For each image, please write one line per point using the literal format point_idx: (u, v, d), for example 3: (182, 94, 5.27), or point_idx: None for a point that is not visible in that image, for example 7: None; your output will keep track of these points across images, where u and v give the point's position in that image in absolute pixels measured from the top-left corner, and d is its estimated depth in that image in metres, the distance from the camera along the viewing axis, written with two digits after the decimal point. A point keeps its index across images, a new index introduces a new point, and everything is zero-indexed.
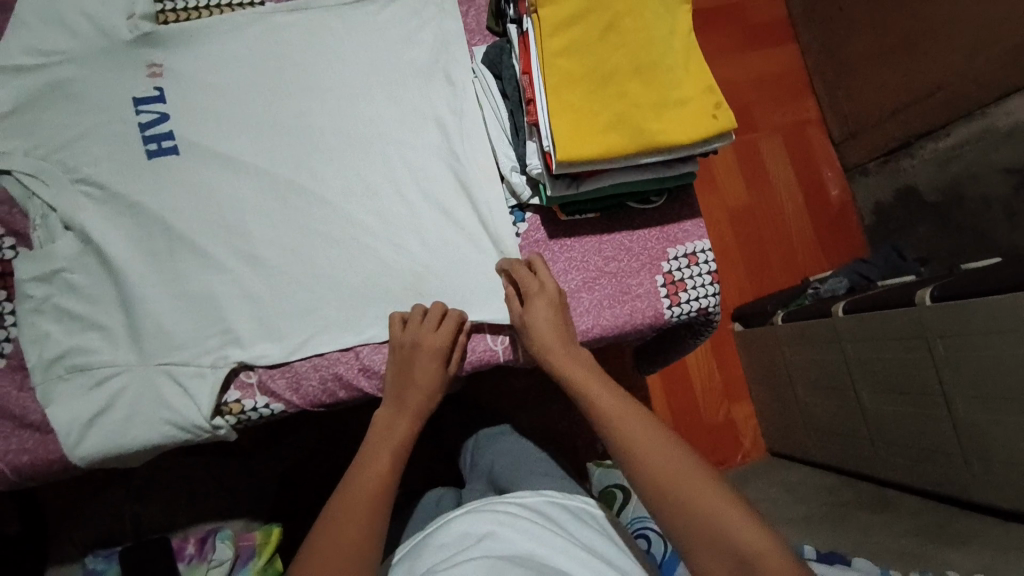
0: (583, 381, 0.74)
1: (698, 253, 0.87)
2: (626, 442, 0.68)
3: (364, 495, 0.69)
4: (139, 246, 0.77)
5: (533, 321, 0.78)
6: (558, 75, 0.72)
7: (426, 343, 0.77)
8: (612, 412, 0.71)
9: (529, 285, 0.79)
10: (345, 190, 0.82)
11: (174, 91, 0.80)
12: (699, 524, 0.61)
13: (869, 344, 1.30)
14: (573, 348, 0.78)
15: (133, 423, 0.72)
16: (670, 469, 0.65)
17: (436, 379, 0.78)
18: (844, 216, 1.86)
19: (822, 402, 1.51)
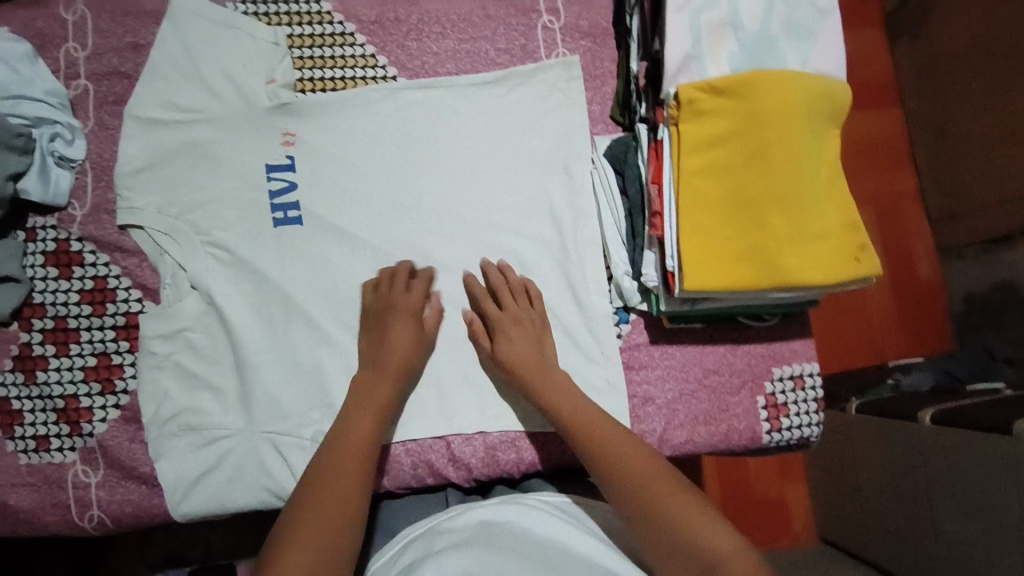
0: (559, 392, 0.75)
1: (805, 376, 0.83)
2: (604, 454, 0.69)
3: (347, 463, 0.68)
4: (257, 312, 0.80)
5: (504, 321, 0.78)
6: (693, 196, 0.69)
7: (398, 308, 0.77)
8: (588, 422, 0.72)
9: (496, 310, 0.79)
10: (455, 275, 0.83)
11: (304, 161, 0.82)
12: (675, 535, 0.61)
13: (953, 460, 1.20)
14: (550, 367, 0.77)
15: (235, 485, 0.76)
16: (649, 483, 0.66)
17: (418, 341, 0.77)
18: (931, 295, 1.64)
19: (885, 503, 1.42)
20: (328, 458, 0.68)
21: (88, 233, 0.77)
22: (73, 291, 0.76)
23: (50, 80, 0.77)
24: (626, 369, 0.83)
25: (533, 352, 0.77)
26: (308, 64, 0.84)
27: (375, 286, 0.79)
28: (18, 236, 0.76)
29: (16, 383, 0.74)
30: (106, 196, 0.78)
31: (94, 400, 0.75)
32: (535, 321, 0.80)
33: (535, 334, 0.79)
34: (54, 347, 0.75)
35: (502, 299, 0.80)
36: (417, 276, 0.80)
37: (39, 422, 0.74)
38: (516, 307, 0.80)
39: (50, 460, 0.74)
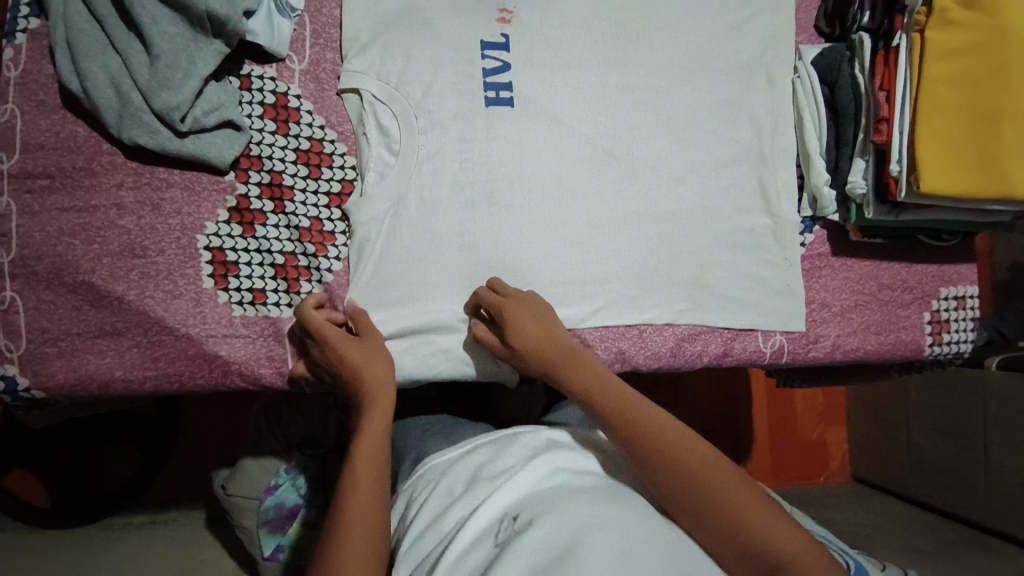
0: (580, 373, 0.68)
1: (966, 298, 0.90)
2: (634, 437, 0.59)
3: (368, 501, 0.58)
4: (461, 190, 0.79)
5: (521, 321, 0.72)
6: (932, 102, 0.72)
7: (346, 347, 0.69)
8: (614, 400, 0.64)
9: (489, 294, 0.75)
10: (655, 170, 0.83)
11: (518, 39, 0.80)
12: (724, 532, 0.51)
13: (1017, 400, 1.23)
14: (573, 351, 0.70)
15: (439, 359, 0.79)
16: (688, 469, 0.56)
17: (380, 367, 0.69)
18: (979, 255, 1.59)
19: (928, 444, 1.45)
20: (353, 496, 0.58)
21: (308, 92, 0.76)
22: (289, 149, 0.75)
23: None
24: (805, 275, 0.86)
25: (553, 346, 0.71)
26: None
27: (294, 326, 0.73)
28: (232, 82, 0.73)
29: (233, 235, 0.73)
30: (326, 55, 0.76)
31: (311, 260, 0.75)
32: (539, 307, 0.74)
33: (544, 316, 0.74)
34: (271, 203, 0.74)
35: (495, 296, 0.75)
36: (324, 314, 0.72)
37: (255, 276, 0.73)
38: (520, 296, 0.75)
39: (266, 314, 0.74)
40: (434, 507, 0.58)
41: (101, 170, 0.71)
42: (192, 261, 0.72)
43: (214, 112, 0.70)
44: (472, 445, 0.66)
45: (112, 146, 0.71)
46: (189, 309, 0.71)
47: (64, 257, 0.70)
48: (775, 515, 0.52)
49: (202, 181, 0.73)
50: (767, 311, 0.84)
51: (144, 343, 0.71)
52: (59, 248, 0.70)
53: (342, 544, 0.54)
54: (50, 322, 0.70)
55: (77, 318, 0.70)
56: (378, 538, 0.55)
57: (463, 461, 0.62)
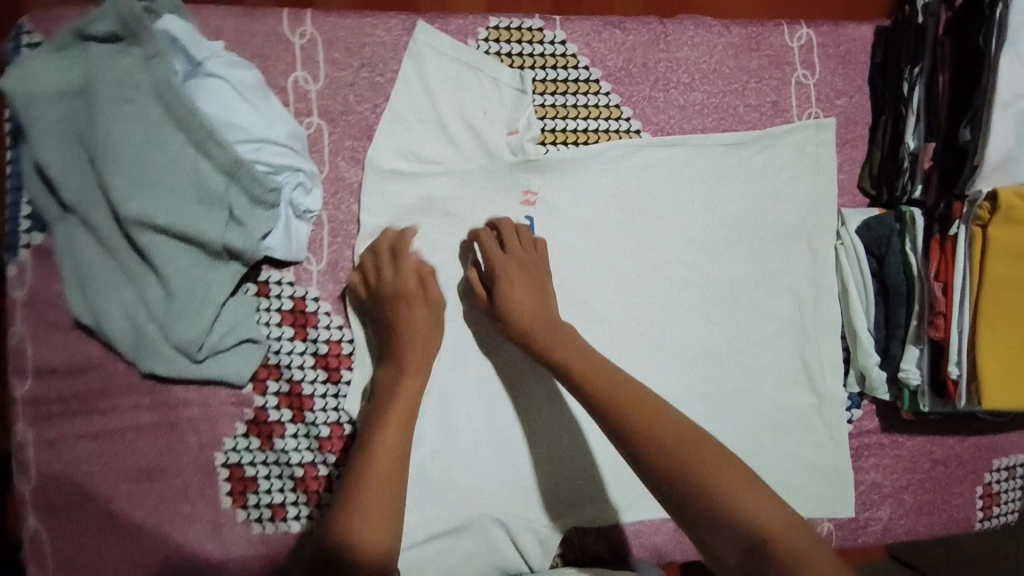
0: (560, 346, 0.67)
1: (1019, 467, 0.84)
2: (622, 419, 0.61)
3: (388, 456, 0.61)
4: (484, 387, 0.76)
5: (519, 287, 0.70)
6: (995, 304, 0.67)
7: (406, 292, 0.69)
8: (601, 380, 0.64)
9: (498, 254, 0.71)
10: (690, 349, 0.79)
11: (543, 223, 0.77)
12: (718, 510, 0.54)
13: None
14: (555, 320, 0.70)
15: (467, 564, 0.74)
16: (678, 447, 0.58)
17: (423, 322, 0.69)
18: None
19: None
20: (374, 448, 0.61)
21: (326, 293, 0.72)
22: (307, 354, 0.71)
23: (282, 109, 0.67)
24: (853, 455, 0.81)
25: (546, 313, 0.69)
26: (551, 113, 0.77)
27: (364, 271, 0.70)
28: (249, 290, 0.69)
29: (250, 448, 0.70)
30: (344, 253, 0.72)
31: (330, 469, 0.71)
32: (539, 267, 0.72)
33: (541, 279, 0.71)
34: (290, 413, 0.71)
35: (511, 237, 0.73)
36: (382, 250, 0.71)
37: (274, 490, 0.71)
38: (523, 251, 0.72)
39: (287, 529, 0.71)
40: None
41: (119, 392, 0.69)
42: (210, 481, 0.70)
43: (231, 332, 0.67)
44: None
45: (128, 366, 0.69)
46: (208, 533, 0.69)
47: (85, 484, 0.68)
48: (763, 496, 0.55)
49: (219, 396, 0.70)
50: (814, 495, 0.79)
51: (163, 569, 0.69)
52: (79, 474, 0.68)
53: (365, 477, 0.59)
54: (73, 549, 0.68)
55: (97, 548, 0.68)
56: (397, 486, 0.60)
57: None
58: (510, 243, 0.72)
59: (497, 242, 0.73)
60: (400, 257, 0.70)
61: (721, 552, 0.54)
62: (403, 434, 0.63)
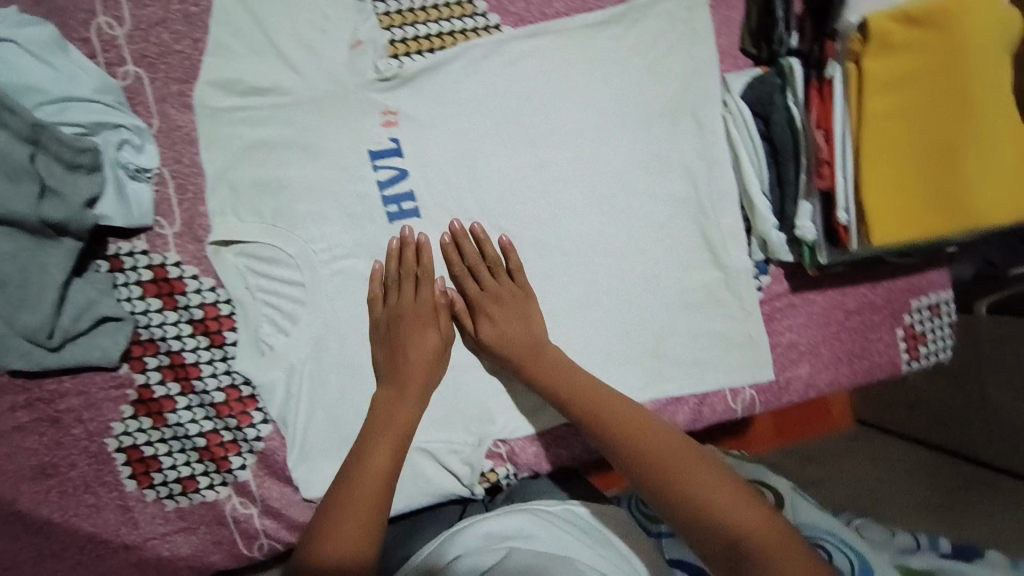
0: (550, 373, 0.67)
1: (940, 305, 0.84)
2: (615, 446, 0.61)
3: (370, 485, 0.59)
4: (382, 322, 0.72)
5: (502, 319, 0.70)
6: (876, 138, 0.64)
7: (406, 321, 0.69)
8: (598, 408, 0.63)
9: (484, 288, 0.70)
10: (592, 246, 0.77)
11: (411, 142, 0.71)
12: (702, 526, 0.53)
13: None
14: (542, 345, 0.69)
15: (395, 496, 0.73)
16: (674, 468, 0.57)
17: (436, 346, 0.69)
18: None
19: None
20: (351, 490, 0.58)
21: (188, 255, 0.68)
22: (183, 322, 0.68)
23: (86, 61, 0.63)
24: (766, 320, 0.82)
25: (534, 341, 0.69)
26: (397, 20, 0.70)
27: (384, 275, 0.70)
28: (101, 267, 0.66)
29: (143, 428, 0.68)
30: (198, 209, 0.68)
31: (234, 434, 0.70)
32: (521, 291, 0.71)
33: (522, 307, 0.71)
34: (177, 385, 0.68)
35: (500, 275, 0.71)
36: (402, 274, 0.70)
37: (180, 464, 0.69)
38: (497, 284, 0.71)
39: (202, 500, 0.69)
40: None
41: None
42: (107, 468, 0.67)
43: (85, 314, 0.63)
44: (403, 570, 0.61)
45: None
46: (119, 518, 0.68)
47: None
48: (750, 507, 0.53)
49: (96, 382, 0.67)
50: (732, 368, 0.80)
51: (84, 562, 0.67)
52: None
53: (337, 523, 0.56)
54: None
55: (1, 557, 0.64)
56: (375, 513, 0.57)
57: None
58: (493, 273, 0.71)
59: (472, 244, 0.71)
60: (421, 283, 0.70)
61: (708, 556, 0.53)
62: (392, 464, 0.62)
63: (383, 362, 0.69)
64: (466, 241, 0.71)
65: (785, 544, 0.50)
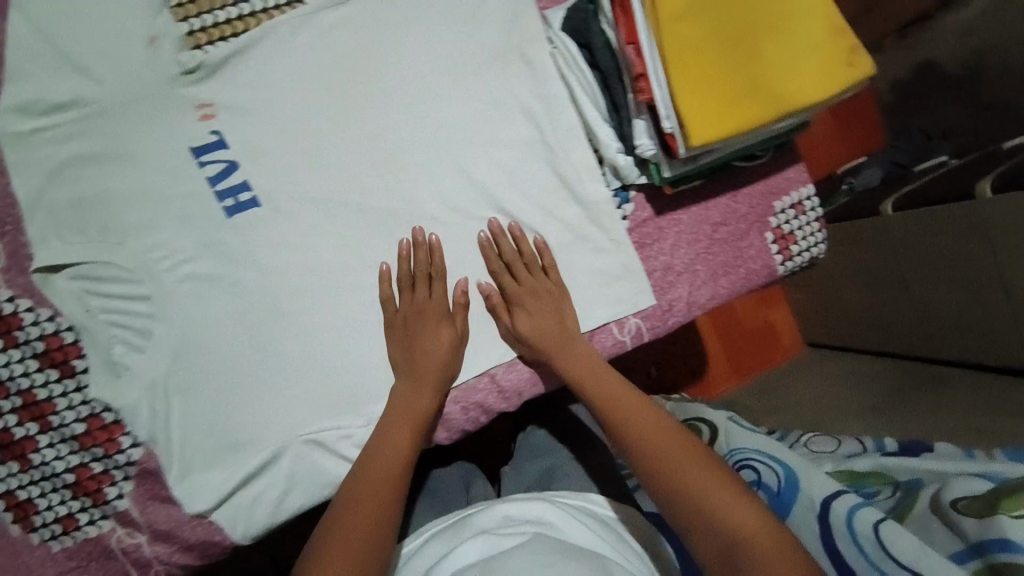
0: (578, 365, 0.73)
1: (804, 201, 0.86)
2: (621, 424, 0.68)
3: (378, 485, 0.65)
4: (242, 320, 0.70)
5: (534, 314, 0.75)
6: (676, 42, 0.64)
7: (428, 316, 0.73)
8: (612, 399, 0.70)
9: (513, 285, 0.75)
10: (449, 205, 0.75)
11: (236, 133, 0.69)
12: (694, 513, 0.60)
13: (929, 236, 1.33)
14: (573, 335, 0.76)
15: (289, 494, 0.72)
16: (673, 458, 0.63)
17: (449, 343, 0.74)
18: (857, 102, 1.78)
19: (868, 297, 1.57)
20: (365, 481, 0.66)
21: (19, 289, 0.67)
22: (28, 358, 0.67)
23: None
24: (638, 248, 0.82)
25: (580, 340, 0.75)
26: (192, 11, 0.70)
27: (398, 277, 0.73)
28: None
29: (11, 473, 0.66)
30: (19, 239, 0.67)
31: (105, 463, 0.69)
32: (553, 289, 0.77)
33: (557, 303, 0.77)
34: (36, 424, 0.67)
35: (546, 266, 0.77)
36: (416, 273, 0.74)
37: (55, 505, 0.67)
38: (531, 278, 0.76)
39: (86, 536, 0.69)
40: None
41: None
42: None
43: None
44: (431, 529, 0.73)
45: None
46: (11, 563, 0.66)
47: None
48: (743, 505, 0.59)
49: None
50: (613, 301, 0.80)
51: None
52: None
53: (350, 513, 0.62)
54: None
55: None
56: (384, 529, 0.62)
57: (428, 543, 0.69)
58: (529, 269, 0.76)
59: (513, 246, 0.76)
60: (434, 281, 0.74)
61: (698, 544, 0.59)
62: (413, 445, 0.70)
63: (399, 360, 0.73)
64: (495, 244, 0.76)
65: (771, 542, 0.56)
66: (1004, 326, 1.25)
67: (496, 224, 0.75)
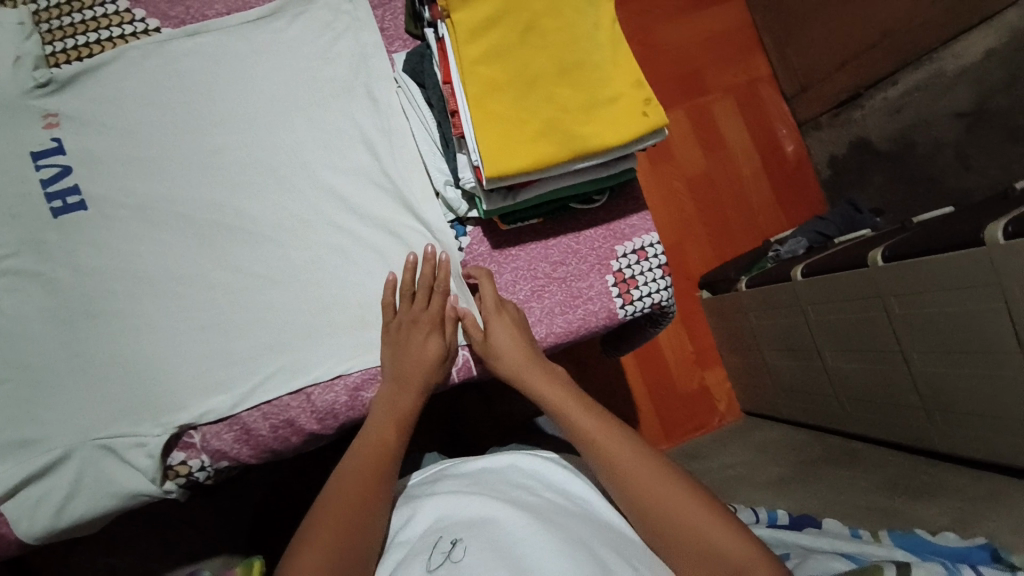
0: (550, 387, 0.74)
1: (647, 248, 0.87)
2: (597, 449, 0.67)
3: (359, 479, 0.66)
4: (51, 314, 0.72)
5: (502, 347, 0.76)
6: (479, 84, 0.69)
7: (410, 333, 0.76)
8: (596, 422, 0.70)
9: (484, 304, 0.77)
10: (279, 221, 0.78)
11: (75, 140, 0.75)
12: (681, 536, 0.60)
13: (830, 306, 1.29)
14: (539, 358, 0.76)
15: (76, 497, 0.70)
16: (651, 483, 0.63)
17: (436, 351, 0.76)
18: (800, 175, 1.84)
19: (789, 364, 1.51)
20: (339, 477, 0.67)
21: None
22: None
23: None
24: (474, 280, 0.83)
25: (543, 365, 0.75)
26: (57, 35, 0.77)
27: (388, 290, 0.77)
28: None
29: None
30: None
31: None
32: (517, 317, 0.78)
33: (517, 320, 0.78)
34: None
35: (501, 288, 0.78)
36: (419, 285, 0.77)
37: None
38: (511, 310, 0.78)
39: None
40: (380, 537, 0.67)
41: None
42: None
43: None
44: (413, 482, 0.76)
45: None
46: None
47: None
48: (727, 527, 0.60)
49: None
50: None
51: None
52: None
53: (335, 504, 0.64)
54: None
55: None
56: (368, 518, 0.63)
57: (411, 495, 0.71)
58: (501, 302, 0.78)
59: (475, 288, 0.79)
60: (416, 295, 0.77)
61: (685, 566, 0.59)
62: (398, 438, 0.71)
63: (385, 362, 0.75)
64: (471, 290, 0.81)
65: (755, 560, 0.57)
66: (911, 402, 1.17)
67: (486, 273, 0.79)
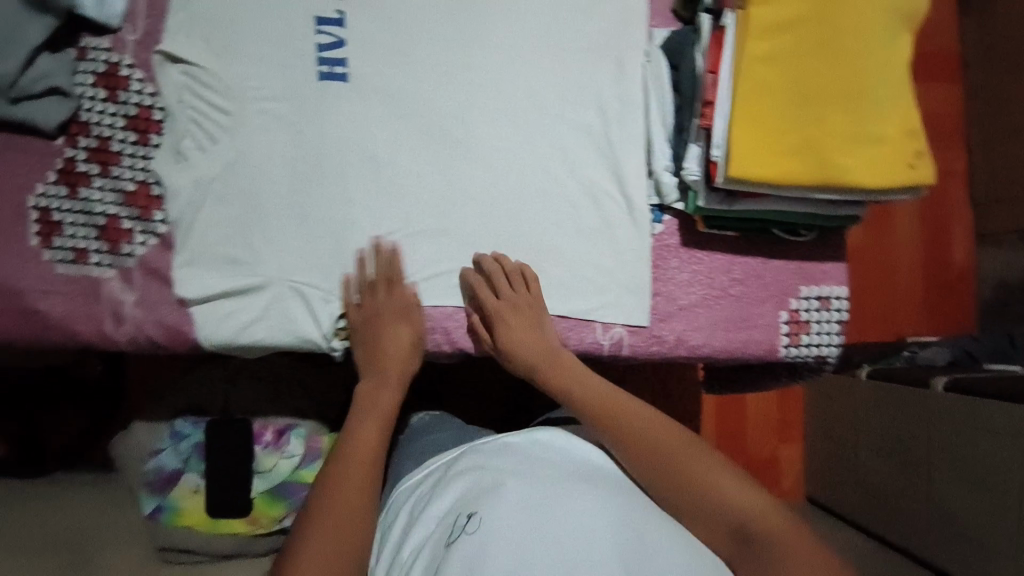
0: (563, 373, 0.71)
1: (832, 298, 0.84)
2: (619, 429, 0.64)
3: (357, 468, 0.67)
4: (288, 162, 0.78)
5: (513, 324, 0.76)
6: (753, 82, 0.68)
7: (379, 327, 0.77)
8: (615, 402, 0.66)
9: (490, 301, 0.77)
10: (500, 149, 0.81)
11: (355, 18, 0.80)
12: (715, 512, 0.57)
13: (952, 428, 1.14)
14: (552, 347, 0.75)
15: (259, 324, 0.77)
16: (683, 461, 0.61)
17: (409, 340, 0.77)
18: (959, 284, 1.68)
19: (880, 472, 1.34)
20: (339, 459, 0.68)
21: (140, 62, 0.78)
22: (119, 116, 0.78)
23: None
24: (652, 267, 0.83)
25: (558, 357, 0.74)
26: None
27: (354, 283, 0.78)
28: (68, 53, 0.77)
29: (59, 196, 0.76)
30: (159, 27, 0.79)
31: (134, 224, 0.77)
32: (526, 300, 0.77)
33: (538, 318, 0.77)
34: (98, 167, 0.77)
35: (510, 282, 0.78)
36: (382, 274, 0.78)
37: (78, 236, 0.76)
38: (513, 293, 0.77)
39: (88, 273, 0.76)
40: (400, 519, 0.64)
41: None
42: (19, 222, 0.75)
43: (40, 79, 0.73)
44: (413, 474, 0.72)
45: None
46: (10, 266, 0.74)
47: None
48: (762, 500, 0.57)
49: (34, 144, 0.76)
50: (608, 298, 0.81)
51: None
52: None
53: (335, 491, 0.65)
54: None
55: None
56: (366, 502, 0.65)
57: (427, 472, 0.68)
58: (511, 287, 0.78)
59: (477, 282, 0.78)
60: (394, 288, 0.78)
61: (717, 543, 0.57)
62: (381, 436, 0.72)
63: (362, 348, 0.77)
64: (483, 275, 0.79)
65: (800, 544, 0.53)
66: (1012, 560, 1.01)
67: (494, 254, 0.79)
